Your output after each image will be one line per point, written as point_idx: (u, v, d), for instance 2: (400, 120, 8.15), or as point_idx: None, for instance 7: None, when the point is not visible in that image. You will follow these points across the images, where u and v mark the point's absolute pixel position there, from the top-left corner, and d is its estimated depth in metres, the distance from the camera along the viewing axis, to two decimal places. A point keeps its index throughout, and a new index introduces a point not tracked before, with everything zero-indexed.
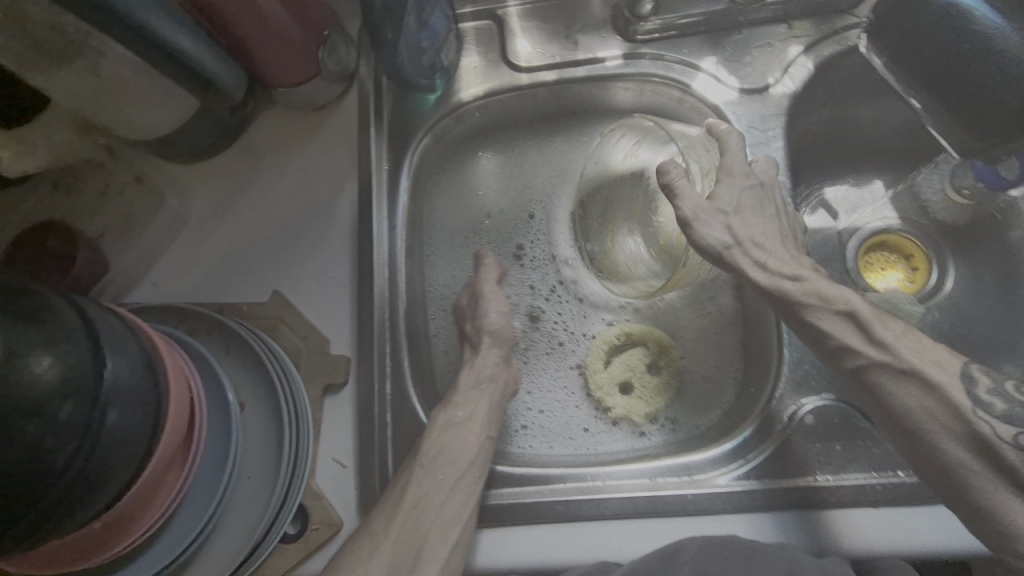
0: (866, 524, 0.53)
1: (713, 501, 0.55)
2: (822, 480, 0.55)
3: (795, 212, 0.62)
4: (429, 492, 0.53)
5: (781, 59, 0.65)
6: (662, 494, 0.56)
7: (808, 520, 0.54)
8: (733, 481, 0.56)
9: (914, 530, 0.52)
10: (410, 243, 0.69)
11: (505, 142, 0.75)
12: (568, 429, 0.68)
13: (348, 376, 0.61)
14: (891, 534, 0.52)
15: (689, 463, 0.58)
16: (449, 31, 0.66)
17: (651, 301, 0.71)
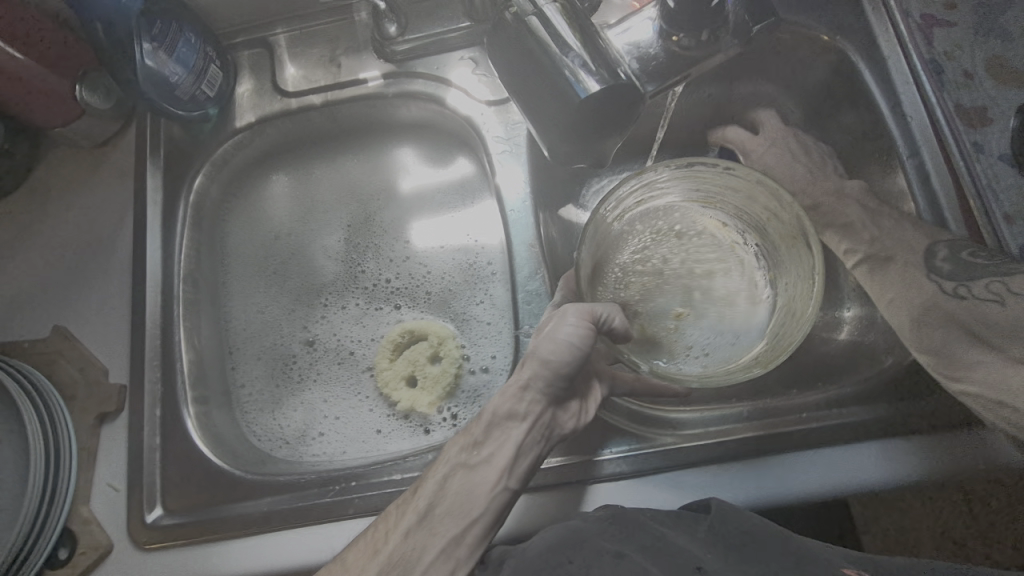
0: (862, 458, 0.55)
1: (708, 450, 0.57)
2: (828, 417, 0.57)
3: (541, 216, 0.66)
4: (453, 487, 0.50)
5: None
6: (681, 449, 0.58)
7: (788, 459, 0.56)
8: (710, 436, 0.58)
9: (893, 459, 0.54)
10: (194, 270, 0.70)
11: (295, 165, 0.78)
12: (362, 433, 0.69)
13: (125, 403, 0.64)
14: (892, 463, 0.54)
15: (660, 430, 0.59)
16: (211, 63, 0.68)
17: (434, 295, 0.74)
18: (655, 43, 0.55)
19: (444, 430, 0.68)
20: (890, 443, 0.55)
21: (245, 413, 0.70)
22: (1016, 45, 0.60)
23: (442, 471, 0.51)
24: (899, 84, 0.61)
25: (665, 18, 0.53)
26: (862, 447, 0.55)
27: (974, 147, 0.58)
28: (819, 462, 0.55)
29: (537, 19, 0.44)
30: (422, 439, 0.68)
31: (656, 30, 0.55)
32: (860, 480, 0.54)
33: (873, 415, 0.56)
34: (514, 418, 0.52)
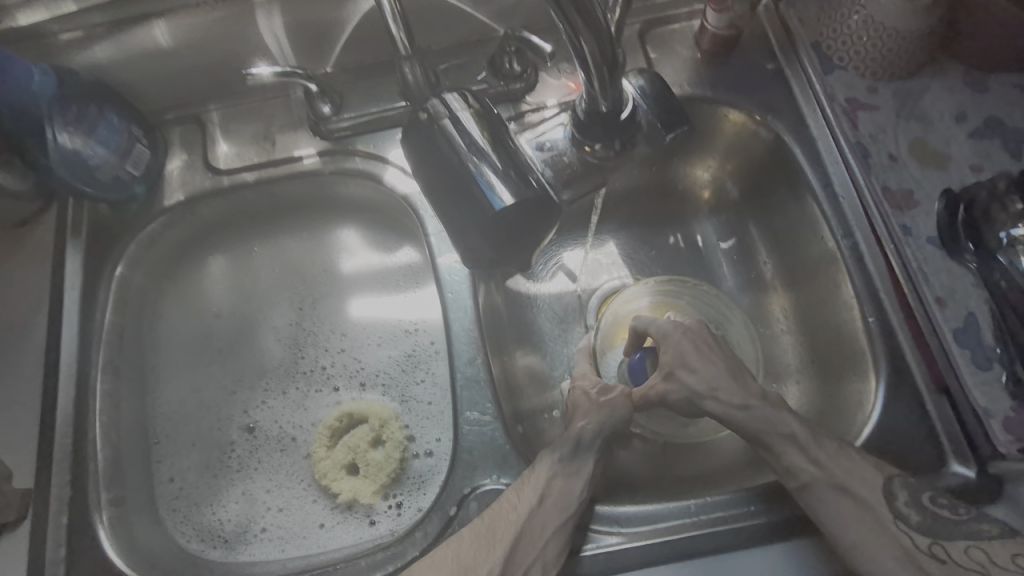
0: (765, 566, 0.51)
1: (703, 542, 0.52)
2: (780, 508, 0.53)
3: (480, 295, 0.64)
4: (492, 554, 0.49)
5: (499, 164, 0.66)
6: (677, 539, 0.53)
7: (683, 569, 0.51)
8: (702, 520, 0.53)
9: (798, 565, 0.51)
10: (116, 358, 0.66)
11: (229, 240, 0.75)
12: (302, 528, 0.64)
13: (27, 512, 0.58)
14: (783, 572, 0.51)
15: (655, 512, 0.54)
16: (137, 140, 0.66)
17: (376, 373, 0.70)
18: (569, 149, 0.57)
19: (389, 520, 0.63)
20: (795, 550, 0.51)
21: (170, 512, 0.65)
22: (936, 128, 0.61)
23: (541, 481, 0.53)
24: (830, 166, 0.62)
25: (578, 126, 0.55)
26: (819, 542, 0.52)
27: (903, 229, 0.58)
28: (783, 558, 0.51)
29: (451, 123, 0.50)
30: (367, 532, 0.63)
31: (568, 135, 0.57)
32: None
33: (753, 515, 0.53)
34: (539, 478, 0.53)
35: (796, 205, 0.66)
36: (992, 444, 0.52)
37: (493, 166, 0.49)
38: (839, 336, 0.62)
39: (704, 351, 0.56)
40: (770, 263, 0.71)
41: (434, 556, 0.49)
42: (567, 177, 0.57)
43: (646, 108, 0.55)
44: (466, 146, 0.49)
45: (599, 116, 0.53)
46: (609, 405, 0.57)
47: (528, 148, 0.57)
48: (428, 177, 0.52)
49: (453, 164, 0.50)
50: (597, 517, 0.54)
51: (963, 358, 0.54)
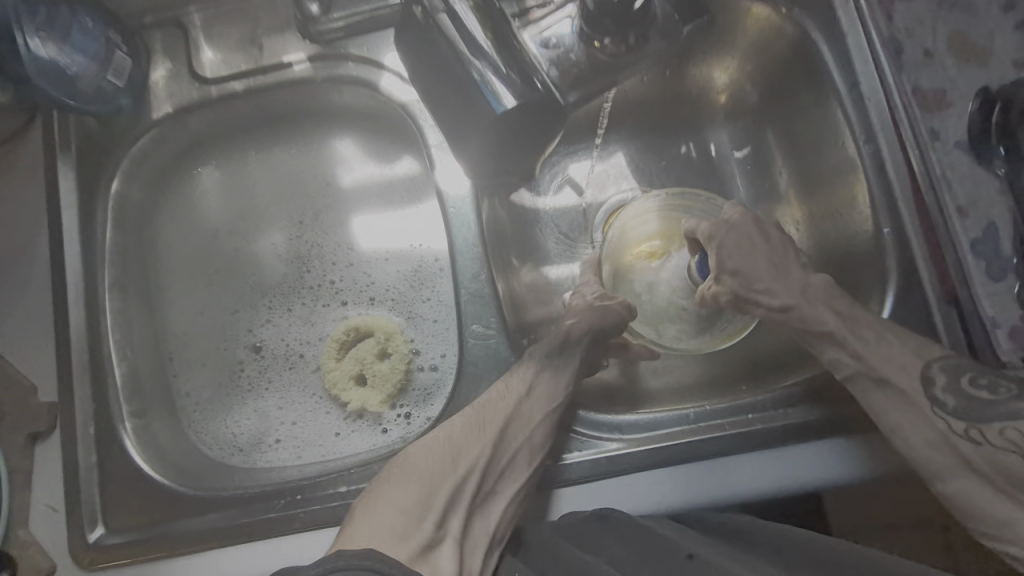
0: (762, 468, 0.53)
1: (706, 446, 0.54)
2: (776, 413, 0.55)
3: (484, 208, 0.63)
4: (477, 437, 0.52)
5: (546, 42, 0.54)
6: (677, 443, 0.54)
7: (682, 471, 0.53)
8: (703, 427, 0.55)
9: (794, 467, 0.52)
10: (121, 277, 0.66)
11: (223, 156, 0.72)
12: (317, 435, 0.67)
13: (56, 421, 0.61)
14: (778, 473, 0.52)
15: (655, 420, 0.56)
16: (116, 48, 0.62)
17: (381, 290, 0.70)
18: (575, 44, 0.53)
19: (399, 427, 0.66)
20: (790, 453, 0.53)
21: (191, 422, 0.68)
22: (979, 19, 0.56)
23: (528, 373, 0.56)
24: (858, 64, 0.57)
25: (585, 21, 0.52)
26: (818, 447, 0.53)
27: (930, 135, 0.55)
28: (782, 463, 0.52)
29: (447, 16, 0.46)
30: (379, 439, 0.66)
31: (576, 30, 0.53)
32: (817, 482, 0.52)
33: (752, 421, 0.54)
34: (541, 384, 0.55)
35: (818, 109, 0.62)
36: (995, 353, 0.52)
37: (494, 63, 0.45)
38: (849, 248, 0.61)
39: (747, 250, 0.55)
40: (785, 172, 0.68)
41: (431, 437, 0.52)
42: (573, 76, 0.53)
43: (665, 0, 0.52)
44: (467, 45, 0.46)
45: (612, 6, 0.49)
46: (607, 318, 0.59)
47: (531, 44, 0.53)
48: (425, 79, 0.48)
49: (451, 63, 0.46)
50: (579, 420, 0.57)
51: (977, 268, 0.53)
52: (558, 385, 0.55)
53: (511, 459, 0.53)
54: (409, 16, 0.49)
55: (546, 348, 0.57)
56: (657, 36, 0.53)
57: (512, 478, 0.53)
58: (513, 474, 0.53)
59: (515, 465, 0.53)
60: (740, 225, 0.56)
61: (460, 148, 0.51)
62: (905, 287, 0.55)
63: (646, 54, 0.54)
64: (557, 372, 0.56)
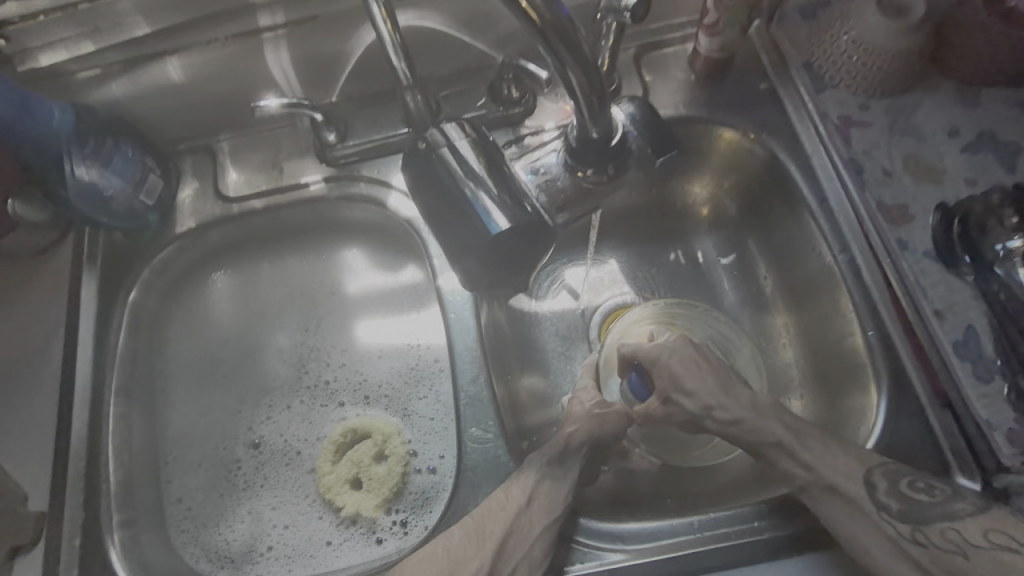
0: None
1: (709, 558, 0.52)
2: (780, 522, 0.53)
3: (482, 313, 0.66)
4: (475, 552, 0.51)
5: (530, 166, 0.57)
6: (681, 555, 0.52)
7: None
8: (707, 536, 0.53)
9: None
10: (127, 380, 0.68)
11: (238, 263, 0.77)
12: (308, 545, 0.65)
13: (42, 534, 0.59)
14: None
15: (658, 528, 0.54)
16: (150, 171, 0.69)
17: (380, 390, 0.71)
18: (560, 173, 0.55)
19: (394, 536, 0.64)
20: (796, 567, 0.51)
21: (179, 532, 0.66)
22: (929, 143, 0.62)
23: (529, 483, 0.54)
24: (824, 182, 0.63)
25: (569, 154, 0.54)
26: (822, 560, 0.52)
27: (898, 244, 0.59)
28: (788, 574, 0.51)
29: (448, 150, 0.52)
30: (372, 550, 0.64)
31: (561, 160, 0.56)
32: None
33: (756, 532, 0.53)
34: (539, 491, 0.54)
35: (793, 220, 0.67)
36: (995, 456, 0.52)
37: (488, 190, 0.50)
38: (839, 349, 0.62)
39: (688, 372, 0.56)
40: (769, 277, 0.71)
41: (428, 549, 0.51)
42: (556, 199, 0.54)
43: (637, 134, 0.54)
44: (463, 175, 0.51)
45: (590, 142, 0.52)
46: (604, 422, 0.59)
47: (521, 173, 0.56)
48: (427, 203, 0.54)
49: (449, 189, 0.51)
50: (581, 529, 0.55)
51: (964, 370, 0.54)
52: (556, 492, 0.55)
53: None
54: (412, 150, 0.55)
55: (542, 452, 0.57)
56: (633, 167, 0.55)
57: None
58: None
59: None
60: (681, 348, 0.58)
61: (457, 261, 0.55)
62: (897, 390, 0.56)
63: (626, 178, 0.55)
64: (554, 478, 0.55)
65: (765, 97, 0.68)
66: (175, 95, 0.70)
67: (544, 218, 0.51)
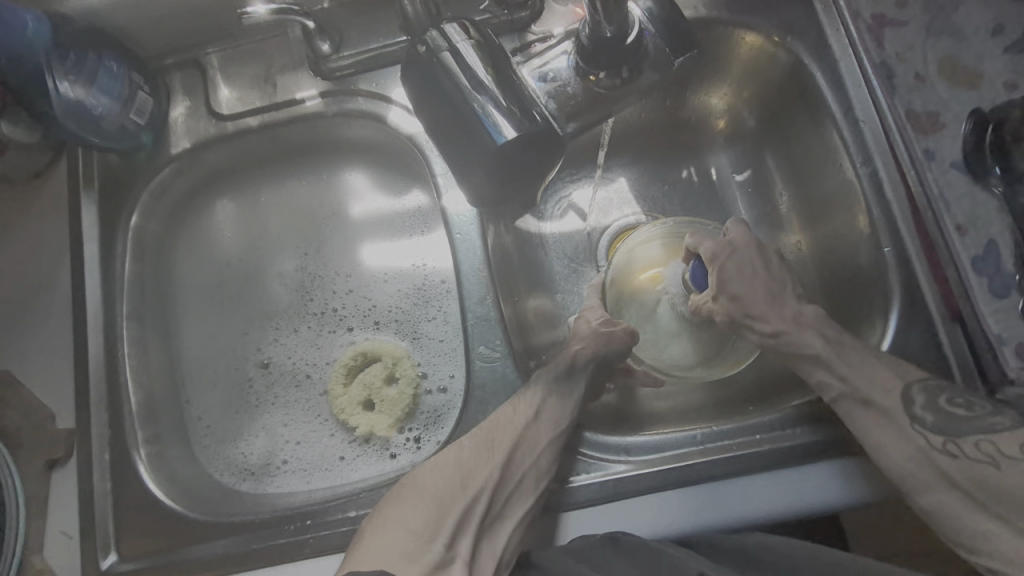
0: (768, 488, 0.53)
1: (714, 467, 0.54)
2: (781, 432, 0.55)
3: (490, 233, 0.65)
4: (484, 461, 0.52)
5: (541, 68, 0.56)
6: (684, 464, 0.54)
7: (689, 492, 0.53)
8: (709, 448, 0.55)
9: (799, 488, 0.52)
10: (137, 305, 0.68)
11: (236, 187, 0.75)
12: (325, 460, 0.68)
13: (73, 448, 0.62)
14: (784, 494, 0.52)
15: (660, 441, 0.56)
16: (139, 88, 0.66)
17: (388, 315, 0.71)
18: (571, 79, 0.56)
19: (407, 451, 0.66)
20: (795, 474, 0.53)
21: (201, 448, 0.68)
22: (969, 44, 0.57)
23: (535, 398, 0.56)
24: (851, 89, 0.59)
25: (580, 54, 0.54)
26: (823, 469, 0.53)
27: (925, 155, 0.56)
28: (786, 482, 0.53)
29: (450, 54, 0.49)
30: (387, 463, 0.67)
31: (572, 64, 0.56)
32: (821, 505, 0.52)
33: (757, 441, 0.54)
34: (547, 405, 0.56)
35: (815, 132, 0.63)
36: (1002, 370, 0.52)
37: (494, 99, 0.47)
38: (852, 267, 0.61)
39: (749, 277, 0.56)
40: (785, 194, 0.69)
41: (439, 459, 0.53)
42: (571, 109, 0.56)
43: (655, 33, 0.53)
44: (468, 85, 0.48)
45: (603, 43, 0.52)
46: (611, 340, 0.59)
47: (530, 79, 0.56)
48: (430, 115, 0.51)
49: (453, 98, 0.48)
50: (586, 441, 0.57)
51: (980, 286, 0.53)
52: (564, 406, 0.56)
53: (518, 484, 0.53)
54: (410, 59, 0.52)
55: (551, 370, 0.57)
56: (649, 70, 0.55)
57: (521, 502, 0.53)
58: (523, 499, 0.53)
59: (521, 489, 0.53)
60: (744, 251, 0.56)
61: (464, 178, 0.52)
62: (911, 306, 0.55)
63: (640, 85, 0.56)
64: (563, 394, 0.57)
65: None
66: (156, 2, 0.65)
67: (552, 130, 0.48)
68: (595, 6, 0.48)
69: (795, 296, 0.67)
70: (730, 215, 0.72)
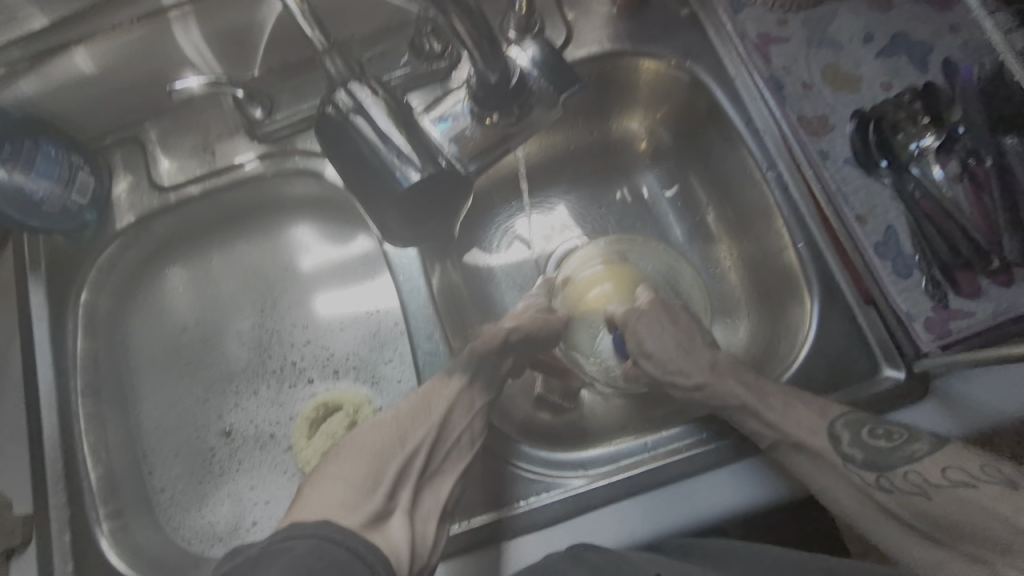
0: (719, 489, 0.55)
1: (668, 472, 0.56)
2: (726, 431, 0.58)
3: (436, 272, 0.68)
4: (415, 425, 0.58)
5: (443, 110, 0.57)
6: (639, 472, 0.56)
7: (646, 501, 0.55)
8: (662, 454, 0.57)
9: (750, 484, 0.55)
10: (93, 383, 0.69)
11: (187, 255, 0.77)
12: None
13: (33, 534, 0.61)
14: (736, 492, 0.55)
15: (617, 452, 0.58)
16: (79, 169, 0.67)
17: (346, 362, 0.73)
18: (469, 122, 0.56)
19: None
20: (744, 472, 0.55)
21: (166, 520, 0.68)
22: (846, 52, 0.63)
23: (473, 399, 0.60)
24: (749, 102, 0.65)
25: (473, 100, 0.54)
26: (771, 459, 0.56)
27: (820, 155, 0.59)
28: (737, 478, 0.55)
29: (361, 118, 0.51)
30: None
31: (468, 110, 0.56)
32: (773, 495, 0.55)
33: (706, 443, 0.57)
34: None
35: (725, 144, 0.68)
36: (916, 345, 0.55)
37: (416, 166, 0.50)
38: (775, 266, 0.66)
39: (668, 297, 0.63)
40: (711, 205, 0.74)
41: (379, 419, 0.58)
42: (474, 148, 0.56)
43: (539, 76, 0.54)
44: (379, 141, 0.50)
45: (492, 87, 0.52)
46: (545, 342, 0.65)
47: (429, 126, 0.56)
48: (347, 172, 0.53)
49: (369, 157, 0.50)
50: (523, 454, 0.59)
51: (885, 270, 0.56)
52: None
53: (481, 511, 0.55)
54: (320, 110, 0.53)
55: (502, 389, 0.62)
56: (540, 111, 0.55)
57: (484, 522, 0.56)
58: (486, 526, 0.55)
59: (460, 446, 0.58)
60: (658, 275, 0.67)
61: (391, 222, 0.55)
62: (827, 294, 0.59)
63: (532, 124, 0.56)
64: None
65: (687, 23, 0.68)
66: (90, 85, 0.67)
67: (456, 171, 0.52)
68: (474, 57, 0.49)
69: (730, 296, 0.72)
70: (663, 230, 0.77)
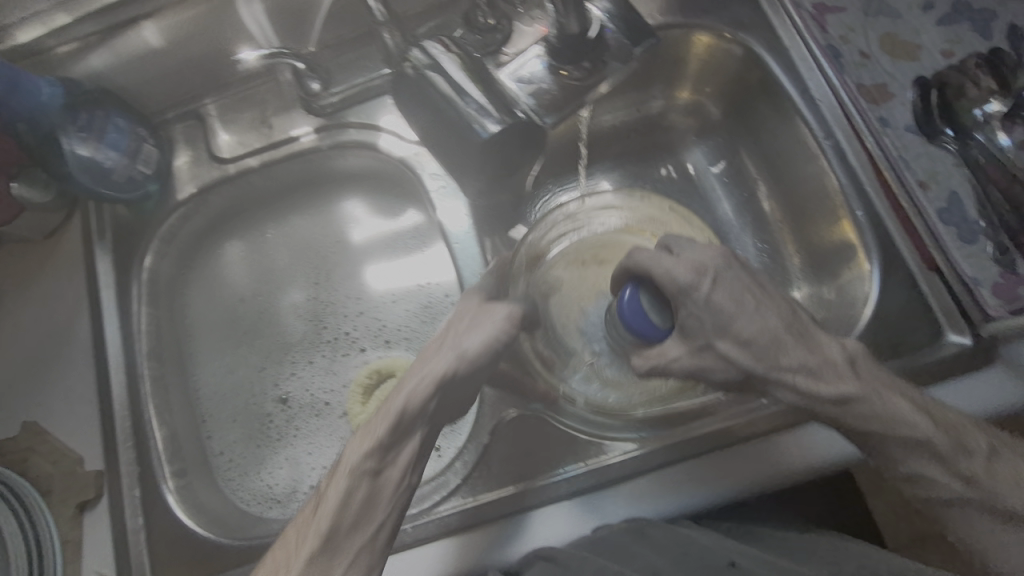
0: (776, 452, 0.56)
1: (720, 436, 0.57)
2: None
3: (488, 241, 0.69)
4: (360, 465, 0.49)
5: (522, 60, 0.66)
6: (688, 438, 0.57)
7: (701, 464, 0.57)
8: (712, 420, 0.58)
9: (808, 448, 0.56)
10: (157, 347, 0.71)
11: (242, 228, 0.79)
12: None
13: (103, 489, 0.64)
14: (794, 456, 0.55)
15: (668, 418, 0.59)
16: (144, 141, 0.70)
17: (398, 332, 0.74)
18: (547, 77, 0.66)
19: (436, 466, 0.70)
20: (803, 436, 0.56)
21: (227, 482, 0.70)
22: (904, 20, 0.62)
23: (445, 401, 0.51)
24: (805, 71, 0.64)
25: (552, 55, 0.65)
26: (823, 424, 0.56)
27: (880, 122, 0.60)
28: (764, 452, 0.56)
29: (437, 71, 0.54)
30: None
31: (545, 66, 0.66)
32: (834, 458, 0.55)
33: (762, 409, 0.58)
34: None
35: (777, 115, 0.68)
36: (983, 309, 0.54)
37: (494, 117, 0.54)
38: (835, 237, 0.65)
39: None
40: (761, 179, 0.74)
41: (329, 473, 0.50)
42: (550, 102, 0.66)
43: (614, 30, 0.64)
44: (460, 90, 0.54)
45: (570, 40, 0.62)
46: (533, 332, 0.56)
47: (510, 82, 0.65)
48: (425, 125, 0.56)
49: (446, 109, 0.53)
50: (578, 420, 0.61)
51: (949, 235, 0.57)
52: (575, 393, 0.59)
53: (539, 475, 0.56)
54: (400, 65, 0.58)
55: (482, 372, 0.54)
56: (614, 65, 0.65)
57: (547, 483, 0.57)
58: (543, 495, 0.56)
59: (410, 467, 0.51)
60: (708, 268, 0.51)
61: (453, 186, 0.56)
62: (887, 260, 0.59)
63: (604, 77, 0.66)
64: None
65: None
66: (155, 59, 0.70)
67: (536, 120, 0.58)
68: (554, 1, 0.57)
69: (785, 271, 0.71)
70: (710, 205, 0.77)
